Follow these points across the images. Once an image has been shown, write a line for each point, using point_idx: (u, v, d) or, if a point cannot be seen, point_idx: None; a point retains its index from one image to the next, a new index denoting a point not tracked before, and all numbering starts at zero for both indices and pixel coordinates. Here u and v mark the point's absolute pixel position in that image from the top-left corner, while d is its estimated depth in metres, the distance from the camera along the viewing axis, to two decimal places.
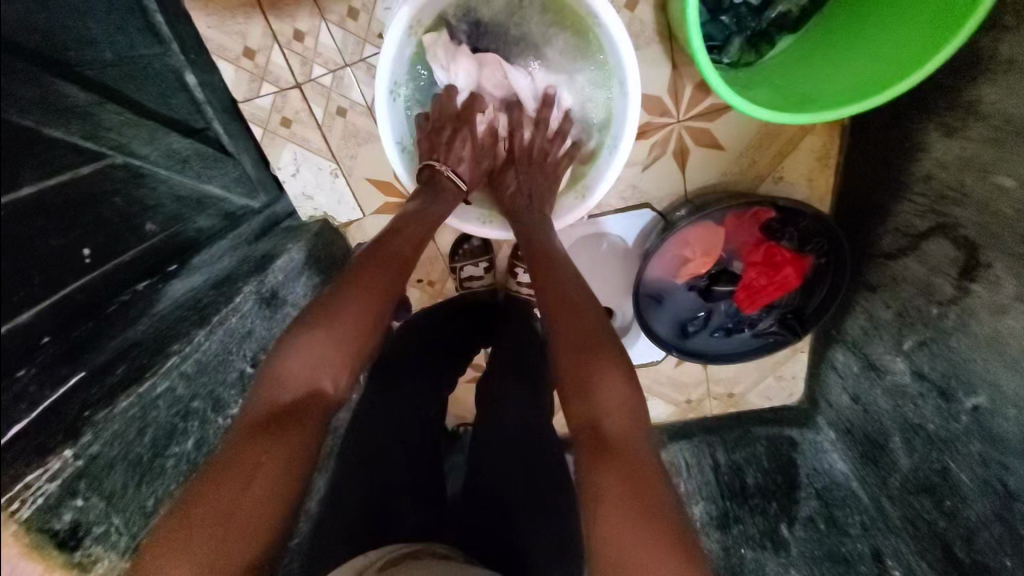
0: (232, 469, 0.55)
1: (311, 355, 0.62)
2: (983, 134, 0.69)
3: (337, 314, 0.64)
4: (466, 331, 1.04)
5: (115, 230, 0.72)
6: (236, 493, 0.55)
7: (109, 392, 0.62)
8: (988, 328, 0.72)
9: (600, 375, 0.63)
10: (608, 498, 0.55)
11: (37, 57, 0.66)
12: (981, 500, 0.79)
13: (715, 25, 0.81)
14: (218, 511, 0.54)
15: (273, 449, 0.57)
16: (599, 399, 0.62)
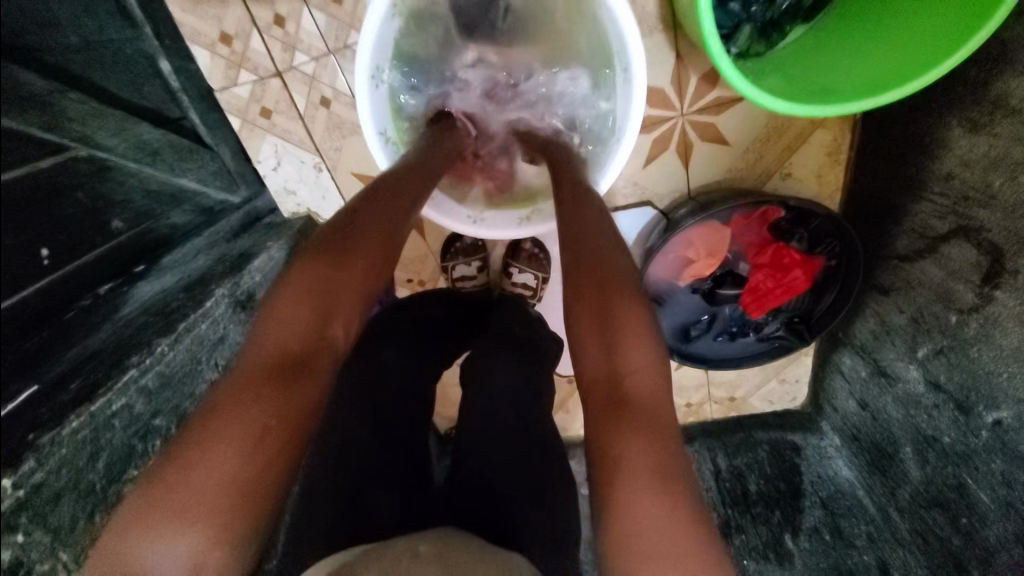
0: (225, 422, 0.46)
1: (303, 298, 0.54)
2: (1013, 131, 0.64)
3: (355, 251, 0.57)
4: (459, 325, 0.97)
5: (80, 230, 0.71)
6: (223, 463, 0.45)
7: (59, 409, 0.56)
8: (1013, 339, 0.67)
9: (625, 330, 0.55)
10: (631, 462, 0.48)
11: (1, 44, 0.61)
12: (1000, 521, 0.76)
13: (724, 13, 0.75)
14: (200, 484, 0.44)
15: (276, 407, 0.47)
16: (622, 359, 0.54)
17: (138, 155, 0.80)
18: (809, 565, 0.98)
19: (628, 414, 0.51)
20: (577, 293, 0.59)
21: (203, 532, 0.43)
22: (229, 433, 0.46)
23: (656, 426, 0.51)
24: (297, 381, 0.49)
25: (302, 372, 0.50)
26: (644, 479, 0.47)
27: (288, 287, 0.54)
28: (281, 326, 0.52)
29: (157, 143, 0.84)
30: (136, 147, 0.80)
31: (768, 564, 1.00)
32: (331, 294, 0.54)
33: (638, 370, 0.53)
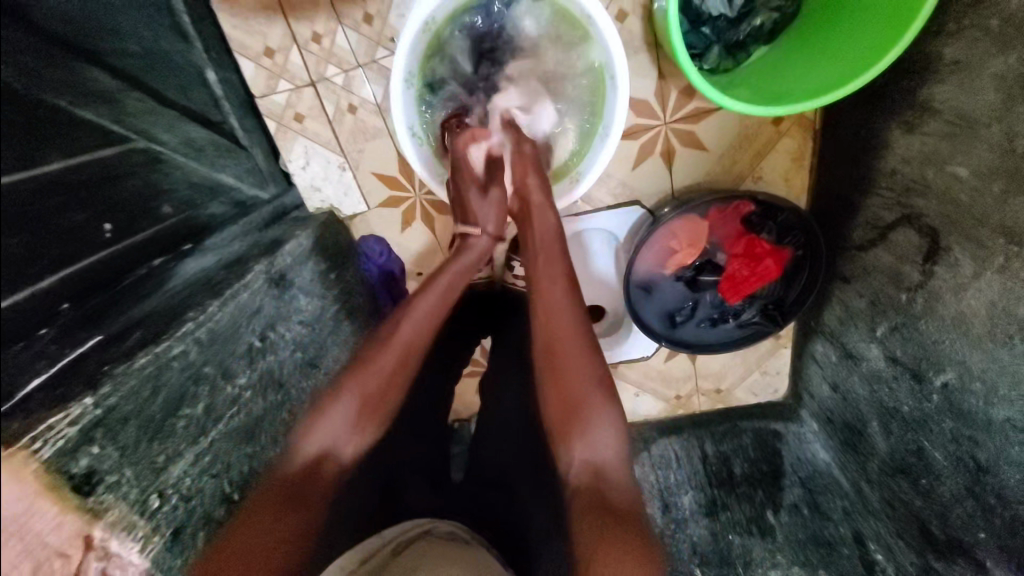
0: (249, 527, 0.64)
1: (333, 422, 0.71)
2: (939, 129, 0.76)
3: (364, 377, 0.73)
4: (469, 322, 1.08)
5: (134, 211, 0.80)
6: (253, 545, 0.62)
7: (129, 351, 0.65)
8: (952, 309, 0.78)
9: (596, 425, 0.68)
10: (600, 536, 0.60)
11: (61, 41, 0.72)
12: (954, 477, 0.84)
13: (696, 35, 0.88)
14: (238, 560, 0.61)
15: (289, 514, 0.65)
16: (598, 447, 0.68)
17: (185, 150, 0.92)
18: (788, 537, 1.05)
19: (609, 517, 0.62)
20: (552, 389, 0.70)
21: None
22: (251, 553, 0.61)
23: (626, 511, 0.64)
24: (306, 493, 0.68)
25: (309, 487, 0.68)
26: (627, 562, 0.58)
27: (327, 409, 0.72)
28: (314, 437, 0.71)
29: (202, 141, 0.95)
30: (184, 143, 0.92)
31: (752, 538, 1.06)
32: (354, 417, 0.72)
33: (611, 468, 0.67)
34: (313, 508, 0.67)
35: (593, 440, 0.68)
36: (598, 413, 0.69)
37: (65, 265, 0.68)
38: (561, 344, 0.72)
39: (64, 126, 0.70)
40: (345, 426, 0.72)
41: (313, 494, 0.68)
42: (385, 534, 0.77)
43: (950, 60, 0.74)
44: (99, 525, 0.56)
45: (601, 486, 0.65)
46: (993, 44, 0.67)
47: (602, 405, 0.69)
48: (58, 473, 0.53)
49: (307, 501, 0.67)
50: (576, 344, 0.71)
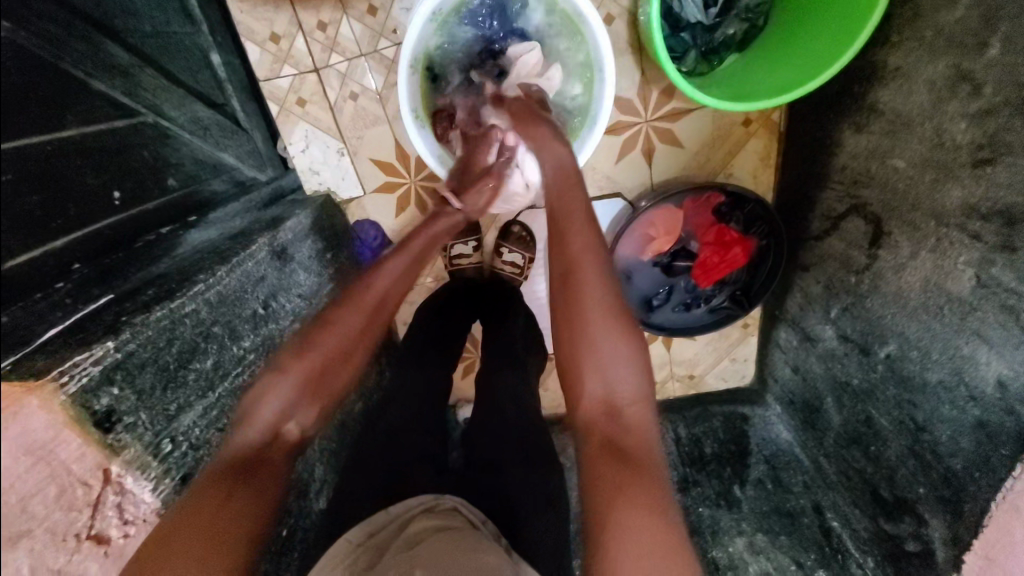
0: (200, 507, 0.60)
1: (275, 399, 0.69)
2: (881, 127, 0.87)
3: (314, 349, 0.72)
4: (461, 314, 1.17)
5: (141, 178, 0.84)
6: (213, 518, 0.59)
7: (143, 305, 0.69)
8: (893, 286, 0.88)
9: (612, 351, 0.67)
10: (628, 511, 0.58)
11: (79, 13, 0.79)
12: (898, 440, 0.93)
13: (676, 40, 0.98)
14: (198, 536, 0.58)
15: (243, 489, 0.62)
16: (615, 380, 0.67)
17: (193, 128, 0.96)
18: (753, 508, 1.14)
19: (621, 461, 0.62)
20: (568, 319, 0.68)
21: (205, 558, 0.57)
22: (207, 529, 0.59)
23: (645, 462, 0.62)
24: (259, 474, 0.65)
25: (260, 467, 0.65)
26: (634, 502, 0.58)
27: (264, 389, 0.71)
28: (264, 415, 0.68)
29: (208, 121, 1.00)
30: (192, 121, 0.96)
31: (719, 509, 1.15)
32: (300, 390, 0.70)
33: (629, 399, 0.66)
34: (268, 485, 0.64)
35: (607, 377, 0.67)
36: (614, 346, 0.67)
37: (80, 225, 0.72)
38: (580, 273, 0.69)
39: (73, 91, 0.75)
40: (292, 399, 0.70)
41: (267, 466, 0.66)
42: (392, 511, 0.83)
43: (891, 66, 0.85)
44: (117, 461, 0.61)
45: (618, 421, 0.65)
46: (925, 51, 0.79)
47: (622, 334, 0.68)
48: (83, 408, 0.57)
49: (263, 472, 0.65)
50: (594, 272, 0.70)
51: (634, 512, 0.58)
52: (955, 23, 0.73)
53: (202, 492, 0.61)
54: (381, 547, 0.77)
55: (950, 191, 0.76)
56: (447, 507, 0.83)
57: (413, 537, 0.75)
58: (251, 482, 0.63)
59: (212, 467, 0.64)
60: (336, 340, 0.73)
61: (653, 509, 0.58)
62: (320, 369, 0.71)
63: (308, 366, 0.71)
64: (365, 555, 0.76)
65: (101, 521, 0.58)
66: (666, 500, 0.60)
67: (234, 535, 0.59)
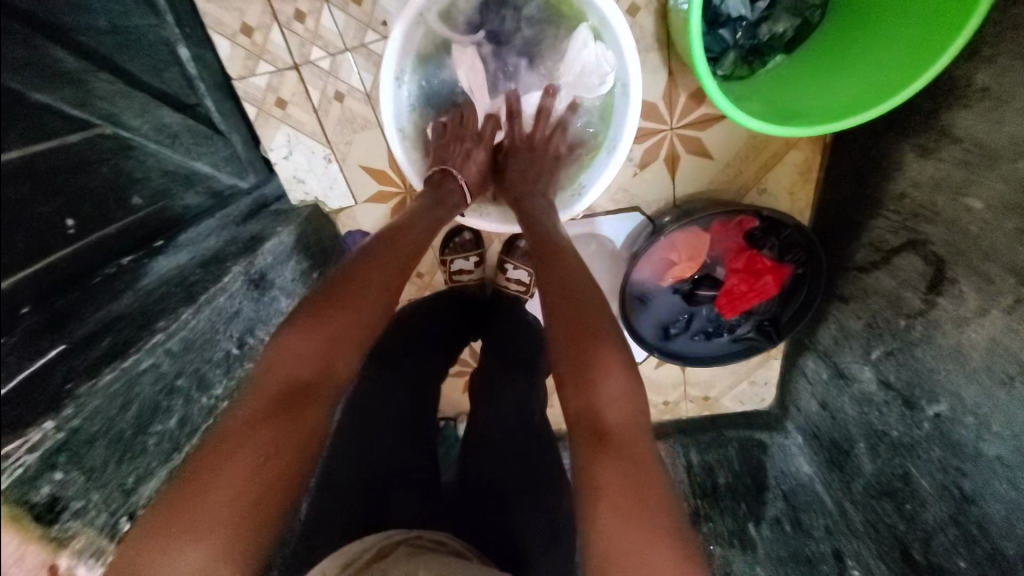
0: (246, 444, 0.54)
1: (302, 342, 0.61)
2: (956, 156, 0.73)
3: (363, 284, 0.66)
4: (453, 322, 1.05)
5: (101, 199, 0.72)
6: (255, 461, 0.54)
7: (90, 364, 0.61)
8: (951, 340, 0.76)
9: (596, 356, 0.60)
10: (611, 501, 0.52)
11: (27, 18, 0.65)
12: (938, 504, 0.83)
13: (714, 37, 0.83)
14: (240, 476, 0.53)
15: (288, 428, 0.57)
16: (602, 397, 0.58)
17: (158, 137, 0.85)
18: (768, 554, 1.04)
19: (615, 457, 0.55)
20: (556, 322, 0.64)
21: (247, 500, 0.53)
22: (249, 468, 0.53)
23: (633, 450, 0.56)
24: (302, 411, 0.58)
25: (304, 407, 0.59)
26: (616, 500, 0.52)
27: (301, 323, 0.61)
28: (294, 354, 0.60)
29: (176, 127, 0.88)
30: (157, 129, 0.85)
31: (732, 549, 1.06)
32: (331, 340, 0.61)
33: (614, 400, 0.58)
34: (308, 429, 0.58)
35: (587, 373, 0.59)
36: (602, 357, 0.60)
37: (36, 258, 0.58)
38: (567, 296, 0.65)
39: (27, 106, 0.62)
40: (329, 341, 0.61)
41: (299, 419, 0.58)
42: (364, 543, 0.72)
43: (980, 86, 0.70)
44: (65, 553, 0.54)
45: (604, 437, 0.57)
46: (1022, 72, 0.63)
47: (607, 350, 0.61)
48: (17, 504, 0.50)
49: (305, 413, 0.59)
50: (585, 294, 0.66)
51: (628, 521, 0.51)
52: None
53: (242, 432, 0.55)
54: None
55: None
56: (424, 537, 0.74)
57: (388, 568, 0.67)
58: (297, 421, 0.58)
59: (249, 404, 0.57)
60: (374, 289, 0.66)
61: (646, 514, 0.52)
62: (355, 307, 0.64)
63: (352, 292, 0.64)
64: None
65: None
66: (657, 510, 0.52)
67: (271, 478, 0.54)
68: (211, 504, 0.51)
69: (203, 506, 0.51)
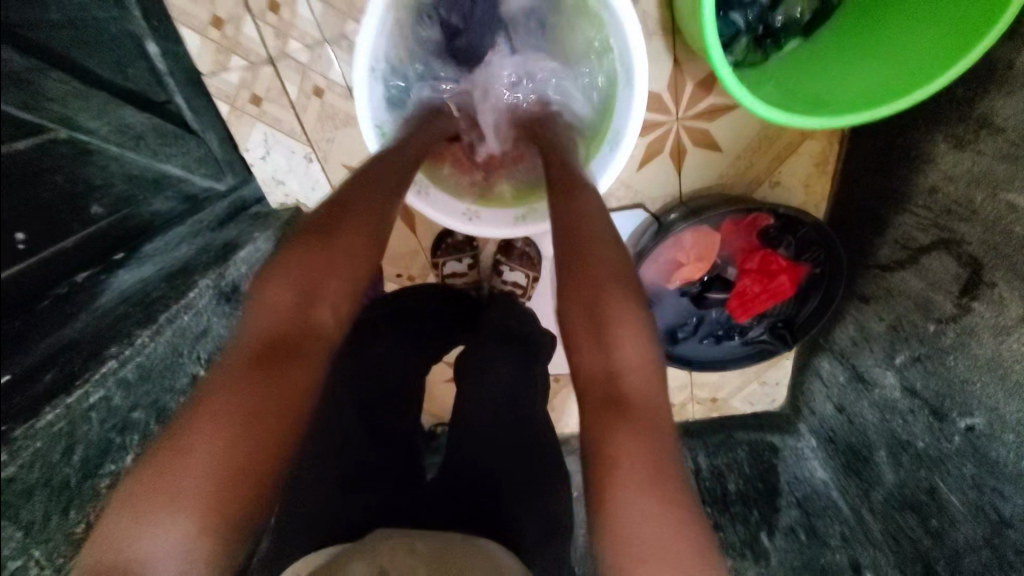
0: (223, 400, 0.47)
1: (280, 300, 0.53)
2: (997, 148, 0.66)
3: (345, 221, 0.58)
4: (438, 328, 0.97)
5: (55, 214, 0.66)
6: (233, 416, 0.46)
7: (34, 401, 0.55)
8: (989, 350, 0.70)
9: (617, 315, 0.55)
10: (628, 470, 0.47)
11: None
12: (971, 524, 0.77)
13: (724, 21, 0.75)
14: (218, 435, 0.45)
15: (274, 383, 0.49)
16: (618, 357, 0.53)
17: (120, 138, 0.78)
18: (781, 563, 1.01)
19: (632, 422, 0.50)
20: (572, 276, 0.58)
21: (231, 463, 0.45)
22: (227, 426, 0.46)
23: (651, 418, 0.51)
24: (289, 364, 0.51)
25: (292, 359, 0.51)
26: (630, 469, 0.47)
27: (280, 266, 0.55)
28: (277, 301, 0.53)
29: (141, 127, 0.81)
30: (118, 130, 0.78)
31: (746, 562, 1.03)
32: (313, 285, 0.54)
33: (636, 365, 0.53)
34: (293, 385, 0.50)
35: (605, 333, 0.54)
36: (618, 317, 0.55)
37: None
38: (584, 247, 0.59)
39: None
40: (314, 285, 0.54)
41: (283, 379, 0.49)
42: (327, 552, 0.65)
43: (1021, 71, 0.62)
44: None
45: (619, 401, 0.52)
46: None
47: (624, 308, 0.55)
48: None
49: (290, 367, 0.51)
50: (600, 242, 0.59)
51: (642, 492, 0.46)
52: None
53: (218, 388, 0.48)
54: None
55: None
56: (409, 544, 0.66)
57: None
58: (283, 376, 0.50)
59: (229, 358, 0.50)
60: (359, 225, 0.58)
61: (665, 484, 0.47)
62: (344, 246, 0.57)
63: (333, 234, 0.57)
64: None
65: None
66: (677, 485, 0.47)
67: (260, 449, 0.47)
68: (182, 466, 0.44)
69: (176, 470, 0.44)
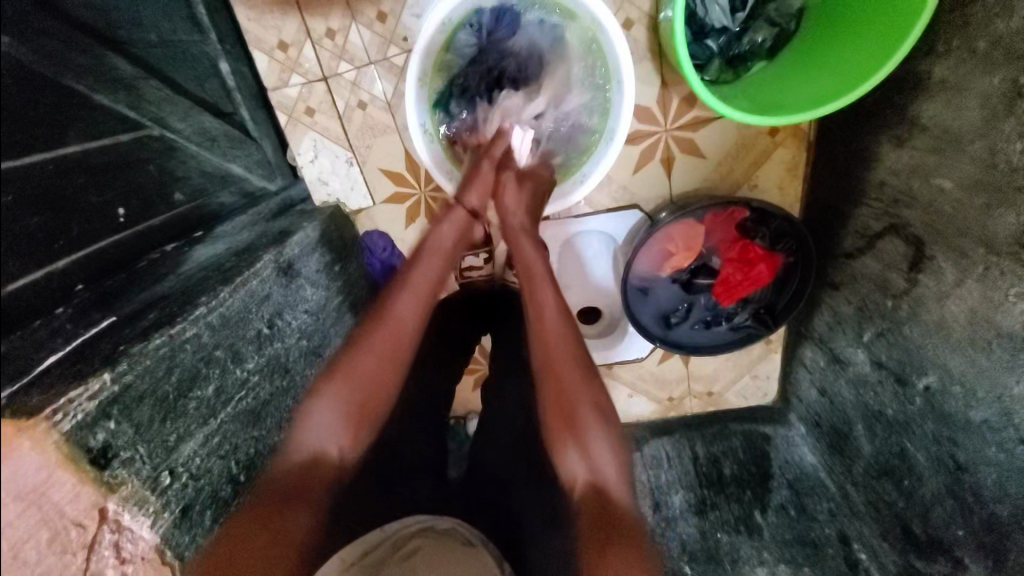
0: (250, 537, 0.64)
1: (315, 422, 0.72)
2: (925, 144, 0.81)
3: (355, 368, 0.74)
4: (467, 322, 1.11)
5: (147, 196, 0.81)
6: (252, 546, 0.64)
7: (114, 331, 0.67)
8: (936, 315, 0.82)
9: (596, 438, 0.70)
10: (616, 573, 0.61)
11: (87, 30, 0.77)
12: (934, 477, 0.87)
13: (700, 47, 0.92)
14: (236, 564, 0.62)
15: (281, 526, 0.66)
16: (598, 462, 0.70)
17: (200, 140, 0.93)
18: (774, 536, 1.06)
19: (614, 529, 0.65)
20: (555, 404, 0.72)
21: None
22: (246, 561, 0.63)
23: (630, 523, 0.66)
24: (295, 505, 0.68)
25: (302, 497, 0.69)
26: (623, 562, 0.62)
27: (313, 405, 0.73)
28: (308, 440, 0.72)
29: (216, 132, 0.97)
30: (198, 132, 0.93)
31: (739, 536, 1.07)
32: (342, 414, 0.73)
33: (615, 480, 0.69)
34: (299, 523, 0.67)
35: (592, 449, 0.70)
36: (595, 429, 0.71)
37: (81, 246, 0.69)
38: (564, 373, 0.73)
39: (82, 108, 0.73)
40: (337, 424, 0.73)
41: (306, 496, 0.69)
42: (389, 528, 0.75)
43: (938, 78, 0.79)
44: (114, 498, 0.58)
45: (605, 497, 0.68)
46: (977, 64, 0.72)
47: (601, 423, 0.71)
48: (78, 446, 0.54)
49: (299, 505, 0.68)
50: (577, 369, 0.74)
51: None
52: (1014, 35, 0.66)
53: (242, 525, 0.65)
54: (377, 564, 0.68)
55: (1004, 217, 0.69)
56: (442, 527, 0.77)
57: (409, 552, 0.68)
58: (290, 511, 0.67)
59: (251, 505, 0.68)
60: (369, 368, 0.75)
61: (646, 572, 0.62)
62: (365, 381, 0.74)
63: (343, 379, 0.74)
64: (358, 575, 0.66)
65: (96, 563, 0.56)
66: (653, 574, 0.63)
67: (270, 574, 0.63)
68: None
69: None
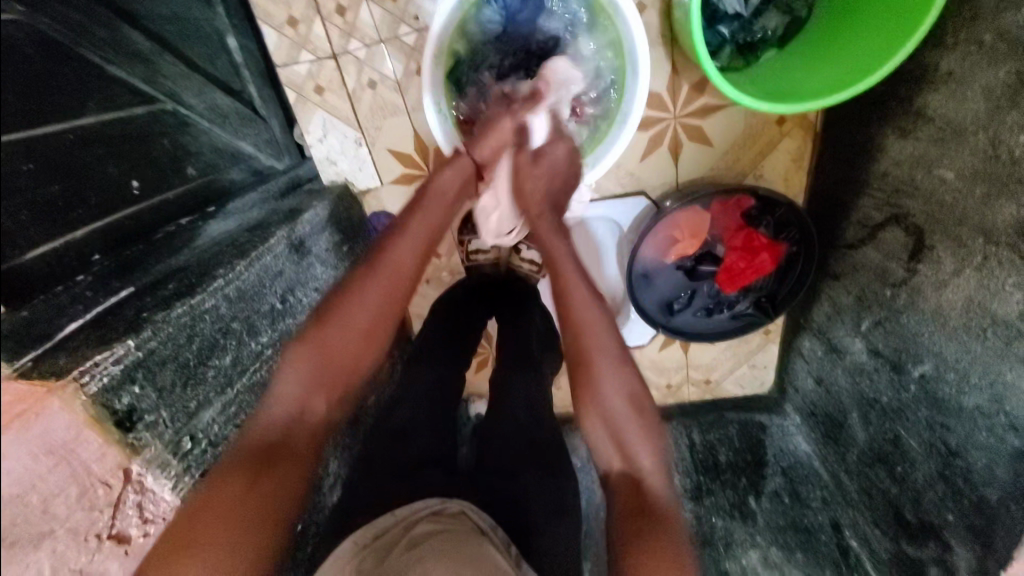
0: (224, 498, 0.59)
1: (289, 390, 0.67)
2: (929, 134, 0.82)
3: (343, 310, 0.70)
4: (470, 305, 1.14)
5: (161, 170, 0.82)
6: (236, 502, 0.59)
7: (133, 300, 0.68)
8: (932, 303, 0.83)
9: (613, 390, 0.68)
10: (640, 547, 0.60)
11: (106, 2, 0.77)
12: (927, 462, 0.88)
13: (712, 34, 0.93)
14: (225, 521, 0.58)
15: (272, 483, 0.62)
16: (618, 421, 0.68)
17: (211, 116, 0.94)
18: (768, 522, 1.09)
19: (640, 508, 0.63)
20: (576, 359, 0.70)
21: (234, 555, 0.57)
22: (234, 521, 0.58)
23: (651, 497, 0.64)
24: (279, 467, 0.63)
25: (282, 461, 0.63)
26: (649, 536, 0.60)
27: (281, 373, 0.68)
28: (279, 400, 0.66)
29: (227, 109, 0.98)
30: (210, 109, 0.94)
31: (734, 521, 1.10)
32: (316, 379, 0.68)
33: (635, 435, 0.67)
34: (293, 475, 0.64)
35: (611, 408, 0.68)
36: (620, 386, 0.68)
37: (98, 217, 0.70)
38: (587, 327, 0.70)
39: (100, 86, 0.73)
40: (309, 386, 0.67)
41: (289, 455, 0.64)
42: (400, 511, 0.79)
43: (944, 70, 0.80)
44: (137, 460, 0.60)
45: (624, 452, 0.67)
46: (982, 57, 0.73)
47: (625, 377, 0.69)
48: (103, 407, 0.56)
49: (285, 463, 0.63)
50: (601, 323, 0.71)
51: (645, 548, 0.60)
52: (1019, 26, 0.68)
53: (225, 483, 0.60)
54: (389, 546, 0.72)
55: (1003, 207, 0.70)
56: (449, 509, 0.79)
57: (414, 541, 0.71)
58: (276, 468, 0.63)
59: (230, 458, 0.63)
60: (365, 306, 0.71)
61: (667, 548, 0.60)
62: (336, 338, 0.69)
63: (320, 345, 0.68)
64: (368, 558, 0.72)
65: (122, 521, 0.59)
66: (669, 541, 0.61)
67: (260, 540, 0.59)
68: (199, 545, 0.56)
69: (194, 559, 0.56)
